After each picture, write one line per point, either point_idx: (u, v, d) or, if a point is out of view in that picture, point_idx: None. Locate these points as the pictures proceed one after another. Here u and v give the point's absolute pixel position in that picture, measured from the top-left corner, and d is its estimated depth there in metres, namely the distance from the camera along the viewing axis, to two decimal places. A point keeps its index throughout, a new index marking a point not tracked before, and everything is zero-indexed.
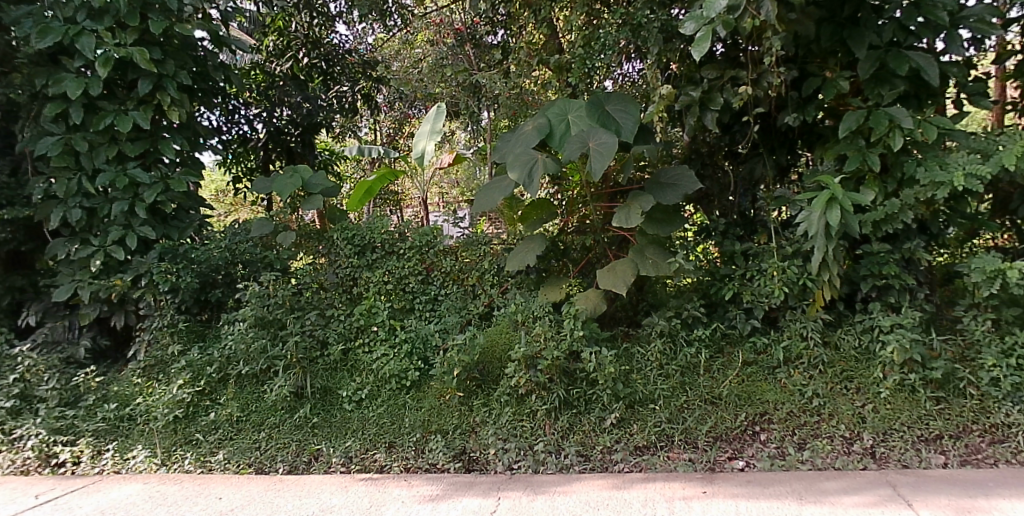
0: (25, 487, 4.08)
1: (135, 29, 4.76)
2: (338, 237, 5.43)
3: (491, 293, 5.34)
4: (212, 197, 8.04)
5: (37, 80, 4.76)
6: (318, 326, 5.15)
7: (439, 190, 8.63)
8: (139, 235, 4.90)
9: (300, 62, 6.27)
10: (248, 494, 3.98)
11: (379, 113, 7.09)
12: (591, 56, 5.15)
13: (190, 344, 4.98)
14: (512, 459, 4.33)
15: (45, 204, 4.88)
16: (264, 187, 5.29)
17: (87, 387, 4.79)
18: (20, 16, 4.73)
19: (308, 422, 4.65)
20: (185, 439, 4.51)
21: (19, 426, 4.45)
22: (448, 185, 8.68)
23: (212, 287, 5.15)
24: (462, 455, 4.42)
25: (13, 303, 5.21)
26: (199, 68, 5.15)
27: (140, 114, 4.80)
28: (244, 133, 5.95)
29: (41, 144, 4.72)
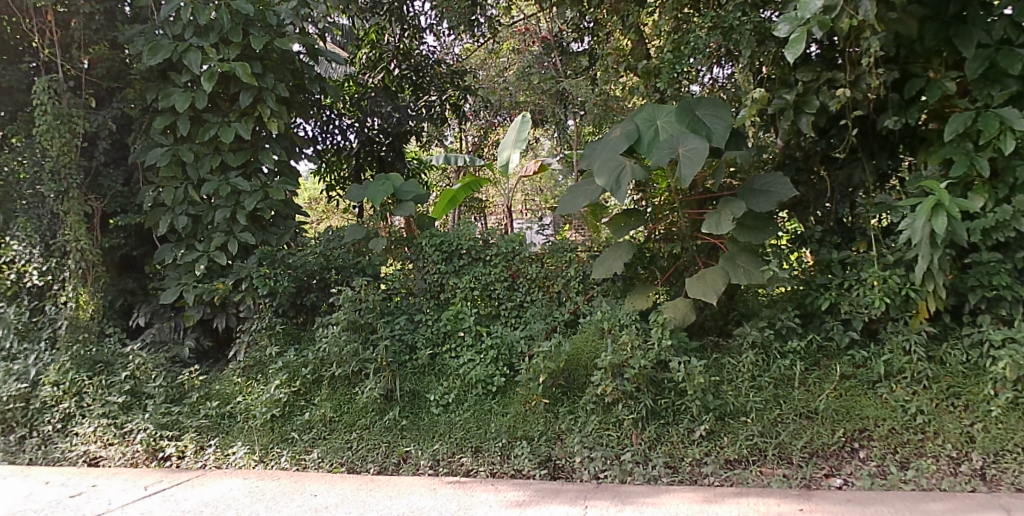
0: (135, 478, 4.31)
1: (237, 44, 4.97)
2: (426, 243, 5.49)
3: (577, 300, 5.24)
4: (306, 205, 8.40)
5: (148, 95, 5.02)
6: (407, 331, 5.25)
7: (524, 197, 8.74)
8: (240, 240, 5.08)
9: (392, 73, 6.27)
10: (341, 492, 4.09)
11: (465, 121, 7.11)
12: (680, 60, 5.03)
13: (287, 346, 5.15)
14: (598, 468, 4.30)
15: (154, 211, 5.13)
16: (357, 195, 5.46)
17: (191, 385, 4.99)
18: (134, 35, 5.03)
19: (398, 424, 4.74)
20: (282, 437, 4.68)
21: (130, 421, 4.68)
22: (532, 192, 8.76)
23: (308, 291, 5.32)
24: (547, 462, 4.42)
25: (126, 305, 5.52)
26: (297, 80, 5.34)
27: (241, 125, 4.99)
28: (337, 143, 6.13)
29: (152, 155, 4.97)
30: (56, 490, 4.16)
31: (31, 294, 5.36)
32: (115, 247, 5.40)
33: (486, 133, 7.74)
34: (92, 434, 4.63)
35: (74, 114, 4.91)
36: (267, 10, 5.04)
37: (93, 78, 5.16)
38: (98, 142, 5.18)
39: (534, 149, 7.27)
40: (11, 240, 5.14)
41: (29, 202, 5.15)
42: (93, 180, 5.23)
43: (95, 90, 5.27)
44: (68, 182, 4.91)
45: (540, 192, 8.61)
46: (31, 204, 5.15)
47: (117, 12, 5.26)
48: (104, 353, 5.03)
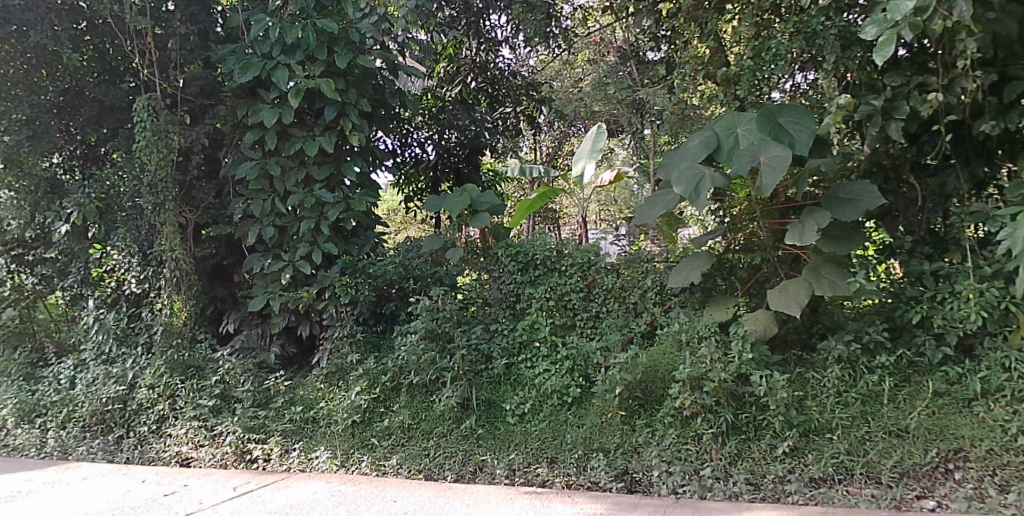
0: (225, 479, 4.48)
1: (322, 61, 5.13)
2: (503, 253, 5.50)
3: (655, 311, 5.15)
4: (385, 214, 8.63)
5: (239, 111, 5.23)
6: (483, 340, 5.27)
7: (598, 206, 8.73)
8: (324, 250, 5.23)
9: (468, 86, 6.39)
10: (420, 499, 4.14)
11: (539, 133, 7.14)
12: (761, 67, 4.94)
13: (367, 354, 5.27)
14: (676, 483, 4.22)
15: (243, 222, 5.34)
16: (435, 206, 5.56)
17: (277, 389, 5.15)
18: (226, 55, 5.27)
19: (474, 433, 4.77)
20: (362, 442, 4.79)
21: (220, 423, 4.88)
22: (606, 202, 8.74)
23: (387, 300, 5.47)
24: (624, 475, 4.38)
25: (216, 312, 5.75)
26: (378, 95, 5.48)
27: (325, 139, 5.14)
28: (415, 155, 6.26)
29: (242, 169, 5.19)
30: (151, 489, 4.36)
31: (129, 301, 5.71)
32: (206, 256, 5.67)
33: (560, 144, 7.74)
34: (185, 435, 4.85)
35: (171, 130, 5.15)
36: (350, 27, 5.20)
37: (187, 96, 5.42)
38: (193, 157, 5.44)
39: (609, 159, 7.23)
40: (112, 249, 5.45)
41: (128, 213, 5.44)
42: (188, 192, 5.51)
43: (190, 107, 5.52)
44: (164, 194, 5.17)
45: (615, 202, 8.54)
46: (129, 216, 5.43)
47: (211, 33, 5.53)
48: (196, 358, 5.22)
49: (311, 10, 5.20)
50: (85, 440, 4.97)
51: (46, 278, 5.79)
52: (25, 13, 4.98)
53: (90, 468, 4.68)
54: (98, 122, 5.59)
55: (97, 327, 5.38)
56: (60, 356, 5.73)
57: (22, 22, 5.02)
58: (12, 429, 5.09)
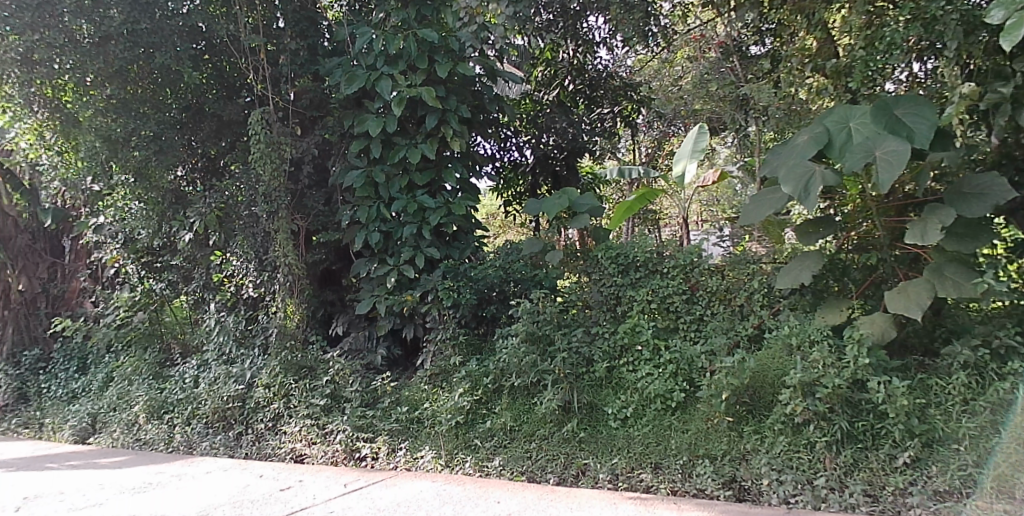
0: (337, 475, 4.66)
1: (424, 70, 5.26)
2: (603, 256, 5.45)
3: (762, 314, 4.98)
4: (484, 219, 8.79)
5: (345, 121, 5.43)
6: (585, 343, 5.22)
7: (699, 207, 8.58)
8: (427, 254, 5.36)
9: (567, 89, 6.45)
10: (524, 500, 4.18)
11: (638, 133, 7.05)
12: (874, 58, 4.73)
13: (469, 356, 5.35)
14: (788, 493, 4.04)
15: (350, 228, 5.55)
16: (535, 209, 5.52)
17: (384, 390, 5.30)
18: (334, 68, 5.50)
19: (576, 437, 4.74)
20: (466, 443, 4.86)
21: (330, 422, 5.05)
22: (708, 202, 8.57)
23: (488, 303, 5.53)
24: (731, 483, 4.23)
25: (326, 315, 6.01)
26: (477, 101, 5.58)
27: (428, 146, 5.27)
28: (514, 160, 6.33)
29: (349, 177, 5.36)
30: (269, 483, 4.58)
31: (246, 304, 6.01)
32: (317, 262, 5.91)
33: (659, 144, 7.65)
34: (298, 432, 5.06)
35: (283, 141, 5.41)
36: (450, 36, 5.31)
37: (298, 108, 5.68)
38: (303, 167, 5.69)
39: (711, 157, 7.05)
40: (232, 256, 5.87)
41: (245, 221, 5.70)
42: (299, 201, 5.75)
43: (300, 119, 5.78)
44: (278, 203, 5.42)
45: (717, 202, 8.37)
46: (247, 223, 5.69)
47: (319, 47, 5.78)
48: (308, 359, 5.44)
49: (413, 21, 5.37)
50: (208, 436, 5.25)
51: (173, 283, 6.25)
52: (152, 35, 5.25)
53: (212, 462, 4.95)
54: (217, 136, 5.93)
55: (219, 329, 5.75)
56: (185, 356, 6.09)
57: (149, 45, 5.29)
58: (143, 424, 5.44)
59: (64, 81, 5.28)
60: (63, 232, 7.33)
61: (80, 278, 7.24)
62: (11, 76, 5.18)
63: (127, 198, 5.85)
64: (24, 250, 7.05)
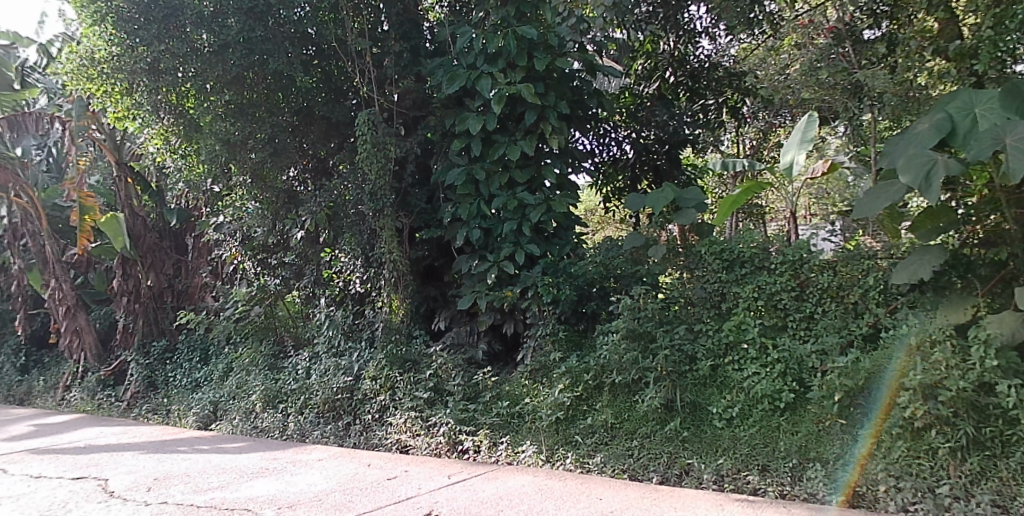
0: (440, 467, 4.74)
1: (523, 67, 5.28)
2: (707, 252, 5.36)
3: (878, 313, 4.72)
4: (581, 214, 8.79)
5: (447, 120, 5.54)
6: (687, 341, 5.13)
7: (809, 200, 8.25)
8: (526, 251, 5.40)
9: (667, 81, 6.42)
10: (626, 499, 4.12)
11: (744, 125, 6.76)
12: (1004, 37, 4.44)
13: (569, 352, 5.34)
14: (906, 500, 3.67)
15: (452, 225, 5.67)
16: (637, 203, 5.56)
17: (485, 384, 5.36)
18: (435, 68, 5.62)
19: (679, 436, 4.64)
20: (566, 439, 4.87)
21: (434, 415, 5.16)
22: (819, 194, 8.22)
23: (588, 299, 5.51)
24: (845, 489, 3.90)
25: (429, 310, 6.15)
26: (576, 96, 5.57)
27: (527, 143, 5.29)
28: (613, 155, 6.36)
29: (451, 175, 5.50)
30: (376, 473, 4.73)
31: (353, 300, 6.25)
32: (420, 258, 6.06)
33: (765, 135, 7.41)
34: (403, 424, 5.19)
35: (388, 141, 5.57)
36: (549, 32, 5.33)
37: (402, 109, 5.85)
38: (407, 166, 5.84)
39: (822, 149, 6.73)
40: (339, 253, 6.09)
41: (353, 219, 5.88)
42: (403, 199, 5.91)
43: (404, 120, 5.95)
44: (383, 201, 5.57)
45: (827, 194, 8.03)
46: (353, 221, 5.86)
47: (421, 48, 5.92)
48: (413, 353, 5.61)
49: (512, 18, 5.41)
50: (319, 425, 5.48)
51: (286, 279, 6.55)
52: (266, 42, 5.50)
53: (322, 449, 5.16)
54: (326, 137, 6.18)
55: (328, 323, 6.03)
56: (297, 348, 6.41)
57: (263, 51, 5.54)
58: (260, 412, 5.75)
59: (187, 88, 5.63)
60: (186, 231, 7.82)
61: (201, 274, 7.49)
62: (140, 84, 5.54)
63: (244, 199, 6.17)
64: (153, 247, 7.55)
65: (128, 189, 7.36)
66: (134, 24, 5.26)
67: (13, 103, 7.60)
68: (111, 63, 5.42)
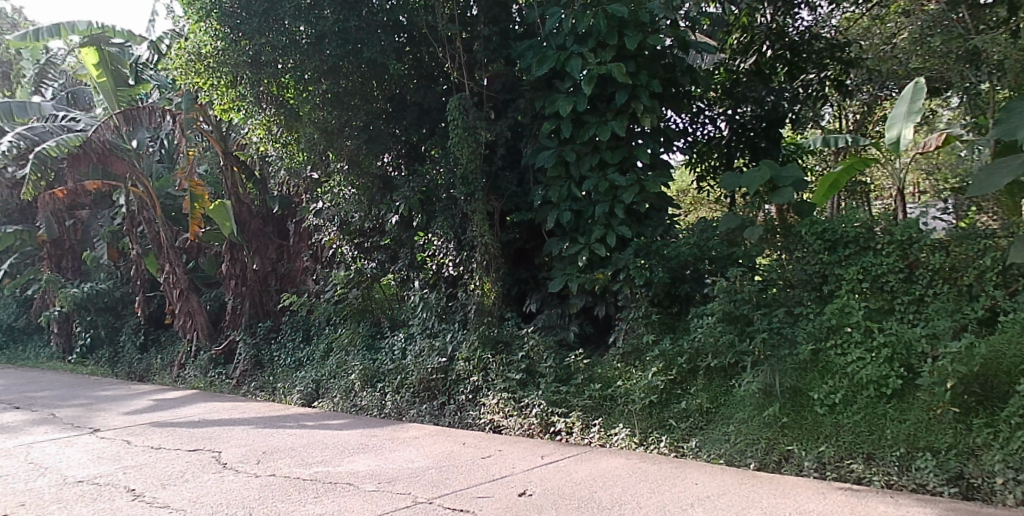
0: (534, 448, 4.76)
1: (614, 46, 5.18)
2: (807, 231, 5.08)
3: (997, 295, 4.30)
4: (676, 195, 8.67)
5: (537, 102, 5.53)
6: (787, 324, 4.92)
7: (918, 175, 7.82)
8: (618, 233, 5.36)
9: (765, 55, 6.17)
10: (722, 484, 3.93)
11: (848, 98, 6.52)
12: None
13: (662, 334, 5.28)
14: None
15: (543, 207, 5.69)
16: (732, 183, 5.47)
17: (577, 367, 5.34)
18: (525, 50, 5.61)
19: (778, 422, 4.30)
20: (660, 423, 4.76)
21: (526, 396, 5.20)
22: (929, 169, 7.78)
23: (682, 281, 5.44)
24: (957, 480, 3.48)
25: (520, 292, 6.23)
26: (668, 74, 5.46)
27: (618, 123, 5.23)
28: (707, 133, 6.17)
29: (541, 158, 5.53)
30: (471, 451, 4.80)
31: (446, 282, 6.38)
32: (511, 241, 6.09)
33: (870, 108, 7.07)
34: (496, 405, 5.25)
35: (478, 125, 5.63)
36: (640, 8, 5.20)
37: (492, 92, 5.91)
38: (497, 149, 5.89)
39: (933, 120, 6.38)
40: (433, 237, 6.23)
41: (444, 203, 6.07)
42: (494, 182, 5.98)
43: (494, 103, 6.00)
44: (475, 185, 5.66)
45: (938, 169, 7.58)
46: (445, 205, 6.03)
47: (511, 31, 5.92)
48: (505, 334, 5.69)
49: None
50: (415, 404, 5.64)
51: (382, 262, 6.83)
52: (360, 31, 5.63)
53: (418, 428, 5.31)
54: (418, 123, 6.29)
55: (422, 305, 6.26)
56: (393, 329, 6.62)
57: (358, 40, 5.68)
58: (359, 391, 5.98)
59: (287, 79, 5.82)
60: (287, 217, 8.06)
61: (303, 257, 7.78)
62: (243, 77, 5.80)
63: (342, 185, 6.38)
64: (258, 233, 7.87)
65: (234, 177, 7.71)
66: (237, 18, 5.49)
67: (129, 98, 7.99)
68: (216, 57, 5.71)
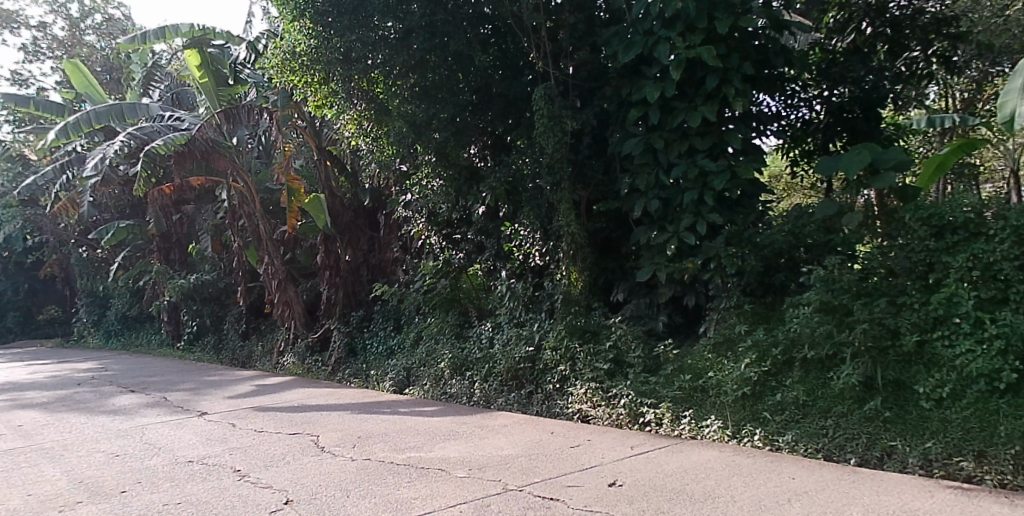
0: (623, 438, 4.70)
1: (703, 29, 5.06)
2: (911, 218, 4.75)
3: None
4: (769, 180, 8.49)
5: (623, 89, 5.49)
6: (889, 315, 4.58)
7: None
8: (708, 221, 5.23)
9: (864, 33, 5.91)
10: (821, 479, 3.73)
11: (956, 74, 6.16)
12: None
13: (755, 325, 5.11)
14: None
15: (631, 196, 5.66)
16: (829, 167, 5.30)
17: (666, 357, 5.26)
18: (610, 37, 5.57)
19: (880, 416, 4.07)
20: (754, 416, 4.51)
21: (614, 387, 5.15)
22: None
23: (775, 270, 5.31)
24: None
25: (607, 282, 6.22)
26: (760, 56, 5.32)
27: (708, 108, 5.10)
28: (802, 117, 5.97)
29: (628, 145, 5.50)
30: (560, 440, 4.79)
31: (532, 272, 6.49)
32: (599, 230, 6.10)
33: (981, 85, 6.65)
34: (583, 394, 5.24)
35: (564, 114, 5.65)
36: None
37: (577, 81, 5.93)
38: (583, 138, 5.91)
39: None
40: (519, 227, 6.30)
41: (530, 193, 6.11)
42: (580, 171, 6.00)
43: (580, 92, 6.02)
44: (561, 174, 5.69)
45: None
46: (532, 195, 6.08)
47: (596, 18, 5.87)
48: (592, 324, 5.70)
49: None
50: (504, 392, 5.71)
51: (469, 253, 7.05)
52: (447, 24, 5.73)
53: (507, 416, 5.38)
54: (503, 114, 6.35)
55: (509, 295, 6.38)
56: (481, 319, 6.73)
57: (444, 34, 5.77)
58: (449, 379, 6.11)
59: (376, 74, 5.98)
60: (378, 209, 8.31)
61: (392, 249, 8.04)
62: (335, 74, 5.97)
63: (430, 177, 6.52)
64: (350, 225, 8.11)
65: (327, 170, 7.96)
66: (329, 16, 5.71)
67: (228, 98, 8.38)
68: (310, 54, 5.95)
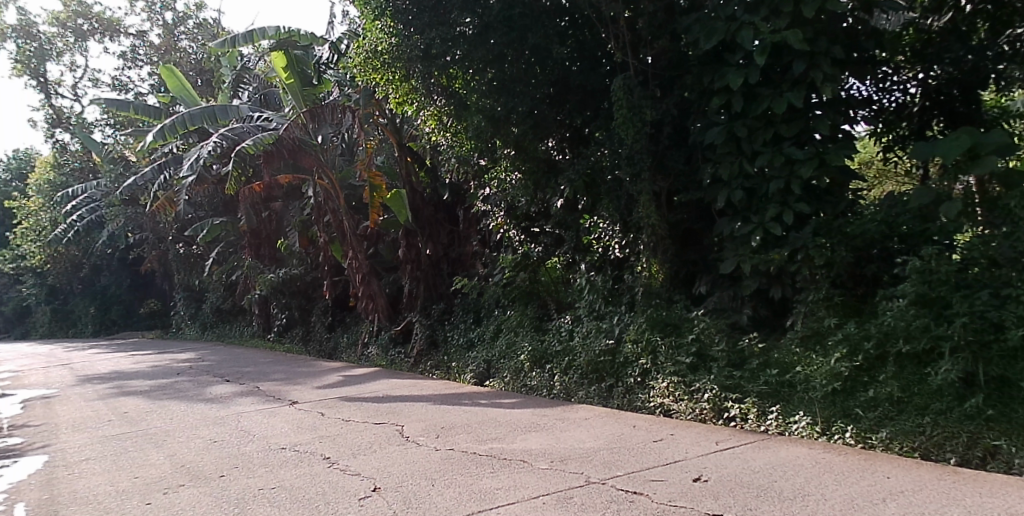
0: (708, 433, 4.62)
1: (788, 12, 4.85)
2: (1017, 205, 4.50)
3: None
4: None
5: (705, 77, 5.41)
6: (992, 307, 4.25)
7: None
8: (795, 210, 5.10)
9: (963, 11, 5.59)
10: (920, 479, 3.54)
11: None
12: None
13: (846, 318, 4.93)
14: None
15: (713, 186, 5.57)
16: (926, 152, 5.07)
17: (751, 351, 5.13)
18: (691, 24, 5.46)
19: (982, 414, 3.82)
20: (845, 412, 4.34)
21: (697, 381, 5.06)
22: None
23: (868, 261, 5.06)
24: None
25: (688, 275, 6.16)
26: (849, 39, 5.23)
27: (793, 94, 4.94)
28: (897, 101, 5.76)
29: (710, 134, 5.41)
30: (642, 434, 4.74)
31: (612, 265, 6.48)
32: (680, 221, 6.05)
33: None
34: (665, 388, 5.19)
35: (643, 105, 5.66)
36: None
37: (657, 70, 5.95)
38: (664, 128, 5.89)
39: None
40: (598, 219, 6.30)
41: (609, 185, 6.08)
42: (661, 162, 5.95)
43: (660, 81, 6.00)
44: (640, 165, 5.66)
45: None
46: (610, 187, 6.06)
47: (676, 6, 5.77)
48: (674, 317, 5.65)
49: None
50: (584, 385, 5.73)
51: (548, 247, 7.10)
52: (525, 18, 5.81)
53: (588, 409, 5.39)
54: (581, 106, 6.38)
55: (588, 287, 6.35)
56: (561, 312, 6.79)
57: (522, 27, 5.84)
58: (529, 371, 6.20)
59: (455, 70, 6.08)
60: (457, 204, 8.50)
61: (471, 242, 8.19)
62: (415, 71, 6.11)
63: (508, 171, 6.57)
64: (431, 219, 8.38)
65: (407, 166, 8.19)
66: (409, 15, 5.87)
67: (313, 97, 8.61)
68: (390, 52, 6.11)
